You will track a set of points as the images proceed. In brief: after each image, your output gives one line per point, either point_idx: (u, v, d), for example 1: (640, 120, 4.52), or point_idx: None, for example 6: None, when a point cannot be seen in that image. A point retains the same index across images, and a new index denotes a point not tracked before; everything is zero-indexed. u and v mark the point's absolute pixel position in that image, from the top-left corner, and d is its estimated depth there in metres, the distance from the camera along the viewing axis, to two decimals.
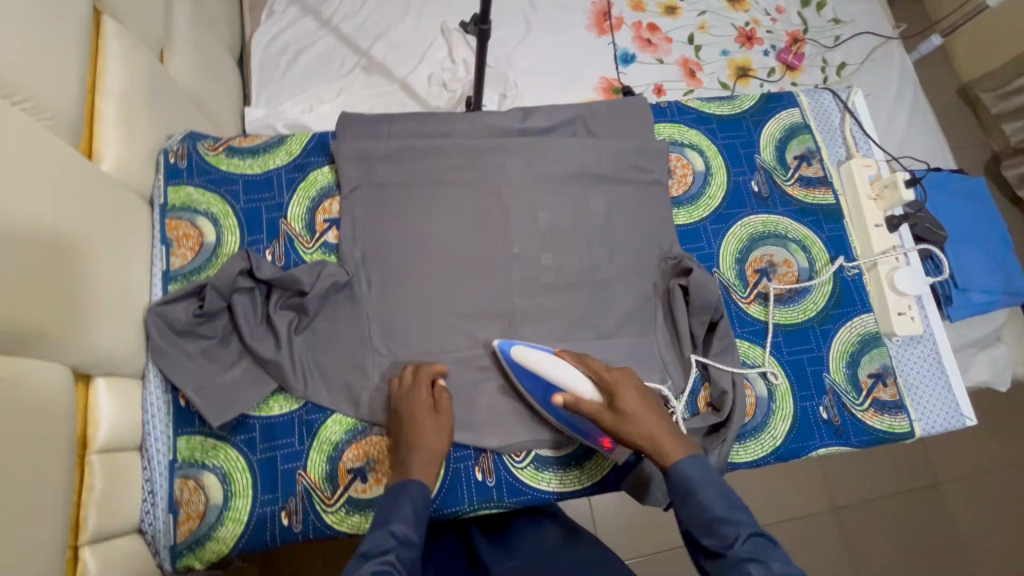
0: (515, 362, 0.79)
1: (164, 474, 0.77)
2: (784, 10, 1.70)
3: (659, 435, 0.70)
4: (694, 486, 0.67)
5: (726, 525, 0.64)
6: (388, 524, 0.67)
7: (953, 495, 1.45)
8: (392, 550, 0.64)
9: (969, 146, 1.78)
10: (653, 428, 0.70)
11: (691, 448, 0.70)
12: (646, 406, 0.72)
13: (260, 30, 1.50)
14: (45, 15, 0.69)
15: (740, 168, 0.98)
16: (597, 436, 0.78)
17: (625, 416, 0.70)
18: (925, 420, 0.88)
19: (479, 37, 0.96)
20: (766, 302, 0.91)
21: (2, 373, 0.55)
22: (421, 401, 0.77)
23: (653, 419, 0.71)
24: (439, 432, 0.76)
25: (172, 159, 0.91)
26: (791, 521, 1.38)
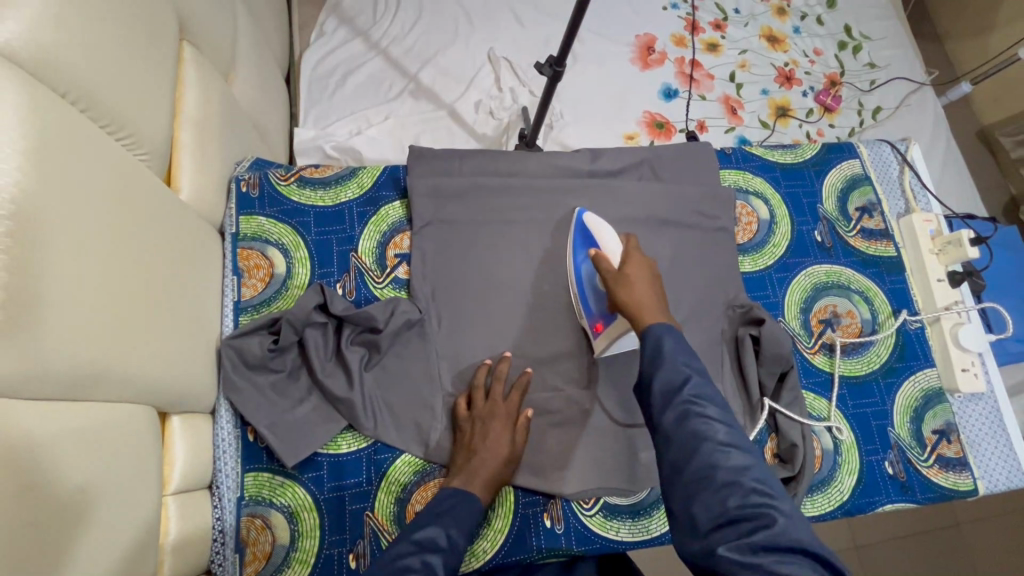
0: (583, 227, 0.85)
1: (232, 512, 0.76)
2: (823, 52, 1.70)
3: (646, 300, 0.71)
4: (658, 352, 0.65)
5: (680, 381, 0.61)
6: (444, 521, 0.70)
7: (975, 535, 1.38)
8: (442, 550, 0.66)
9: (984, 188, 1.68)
10: (643, 295, 0.71)
11: (668, 324, 0.69)
12: (648, 283, 0.73)
13: (310, 51, 1.50)
14: (143, 49, 0.69)
15: (803, 218, 0.99)
16: (595, 314, 0.83)
17: (626, 276, 0.73)
18: (989, 478, 0.88)
19: (552, 78, 0.97)
20: (831, 353, 0.92)
21: (83, 429, 0.53)
22: (511, 428, 0.79)
23: (649, 296, 0.71)
24: (502, 466, 0.76)
25: (243, 188, 0.90)
26: None
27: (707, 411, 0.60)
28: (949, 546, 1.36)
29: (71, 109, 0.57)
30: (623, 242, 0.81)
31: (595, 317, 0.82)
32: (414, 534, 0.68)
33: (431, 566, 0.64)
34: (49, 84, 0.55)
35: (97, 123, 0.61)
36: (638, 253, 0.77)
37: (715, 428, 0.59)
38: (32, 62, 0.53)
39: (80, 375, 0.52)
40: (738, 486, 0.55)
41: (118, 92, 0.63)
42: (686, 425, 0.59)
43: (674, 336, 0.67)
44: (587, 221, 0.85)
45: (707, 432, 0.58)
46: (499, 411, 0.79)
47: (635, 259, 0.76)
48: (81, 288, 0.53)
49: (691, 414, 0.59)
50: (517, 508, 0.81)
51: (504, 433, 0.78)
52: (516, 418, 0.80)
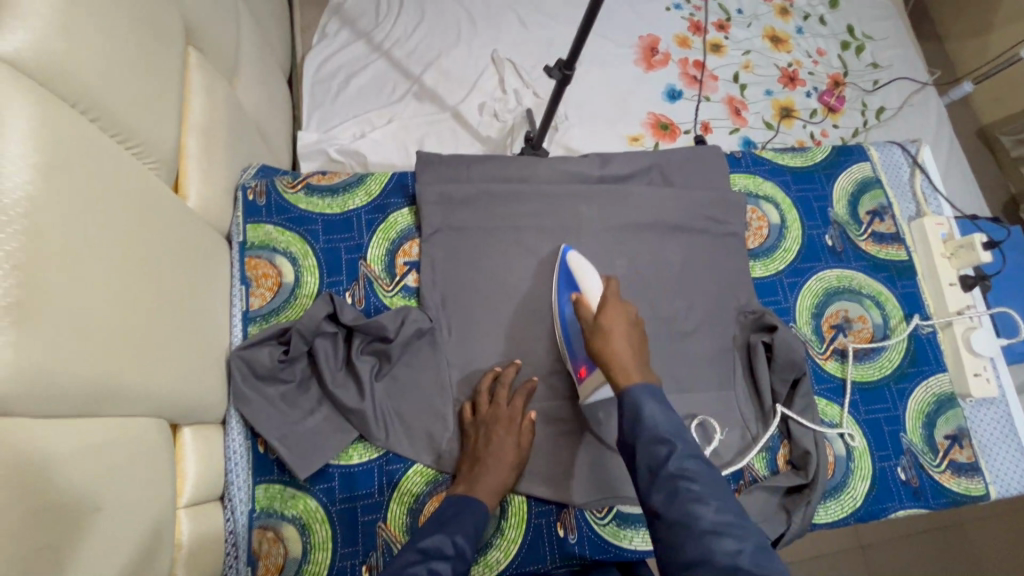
0: (567, 267, 0.85)
1: (244, 525, 0.75)
2: (826, 52, 1.70)
3: (623, 354, 0.70)
4: (641, 413, 0.64)
5: (658, 445, 0.61)
6: (449, 529, 0.68)
7: (979, 535, 1.38)
8: (450, 558, 0.64)
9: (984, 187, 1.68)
10: (621, 349, 0.70)
11: (647, 381, 0.68)
12: (627, 335, 0.72)
13: (312, 53, 1.49)
14: (150, 55, 0.67)
15: (814, 222, 0.99)
16: (578, 359, 0.81)
17: (603, 329, 0.72)
18: (1001, 483, 0.88)
19: (561, 83, 0.96)
20: (843, 359, 0.91)
21: (95, 448, 0.52)
22: (515, 433, 0.78)
23: (626, 345, 0.71)
24: (506, 471, 0.76)
25: (250, 195, 0.89)
26: (816, 559, 1.32)
27: (694, 485, 0.58)
28: (956, 548, 1.36)
29: (81, 119, 0.56)
30: (603, 287, 0.81)
31: (579, 363, 0.81)
32: (420, 543, 0.66)
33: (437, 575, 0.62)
34: (59, 94, 0.54)
35: (107, 132, 0.60)
36: (616, 299, 0.77)
37: (703, 493, 0.57)
38: (42, 73, 0.52)
39: (94, 392, 0.51)
40: (734, 558, 0.52)
41: (128, 101, 0.62)
42: (674, 503, 0.58)
43: (652, 394, 0.66)
44: (571, 261, 0.85)
45: (691, 497, 0.57)
46: (502, 415, 0.78)
47: (614, 306, 0.75)
48: (92, 302, 0.52)
49: (678, 490, 0.58)
50: (530, 517, 0.80)
51: (508, 438, 0.77)
52: (520, 423, 0.79)
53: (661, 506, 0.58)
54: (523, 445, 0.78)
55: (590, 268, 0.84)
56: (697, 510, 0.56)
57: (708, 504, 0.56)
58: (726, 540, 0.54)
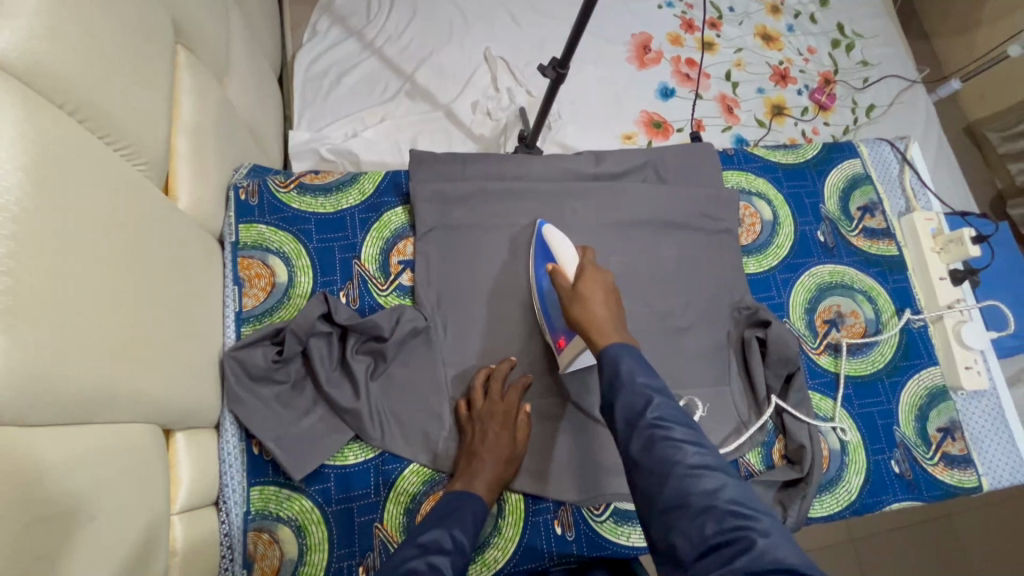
0: (541, 240, 0.86)
1: (239, 527, 0.74)
2: (817, 50, 1.71)
3: (602, 318, 0.71)
4: (620, 369, 0.65)
5: (638, 397, 0.62)
6: (448, 523, 0.67)
7: (969, 527, 1.39)
8: (448, 552, 0.64)
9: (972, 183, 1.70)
10: (599, 313, 0.72)
11: (626, 341, 0.69)
12: (604, 299, 0.74)
13: (303, 53, 1.48)
14: (138, 55, 0.67)
15: (807, 218, 0.99)
16: (557, 331, 0.81)
17: (580, 295, 0.73)
18: (992, 475, 0.89)
19: (554, 80, 0.96)
20: (836, 353, 0.92)
21: (88, 456, 0.51)
22: (510, 428, 0.77)
23: (604, 309, 0.72)
24: (502, 466, 0.76)
25: (242, 195, 0.89)
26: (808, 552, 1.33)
27: (673, 433, 0.58)
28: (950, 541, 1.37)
29: (69, 120, 0.55)
30: (579, 255, 0.81)
31: (557, 333, 0.81)
32: (419, 538, 0.65)
33: (437, 568, 0.61)
34: (46, 94, 0.53)
35: (95, 133, 0.60)
36: (592, 268, 0.77)
37: (682, 440, 0.58)
38: (29, 73, 0.51)
39: (87, 396, 0.51)
40: None
41: (118, 102, 0.62)
42: (652, 450, 0.58)
43: (630, 353, 0.67)
44: (546, 234, 0.85)
45: (669, 443, 0.58)
46: (497, 410, 0.78)
47: (591, 276, 0.76)
48: (81, 306, 0.51)
49: (656, 437, 0.58)
50: (528, 516, 0.80)
51: (503, 432, 0.77)
52: (515, 417, 0.79)
53: (637, 451, 0.59)
54: (509, 413, 0.78)
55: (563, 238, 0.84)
56: (674, 456, 0.57)
57: (685, 448, 0.57)
58: (703, 481, 0.54)
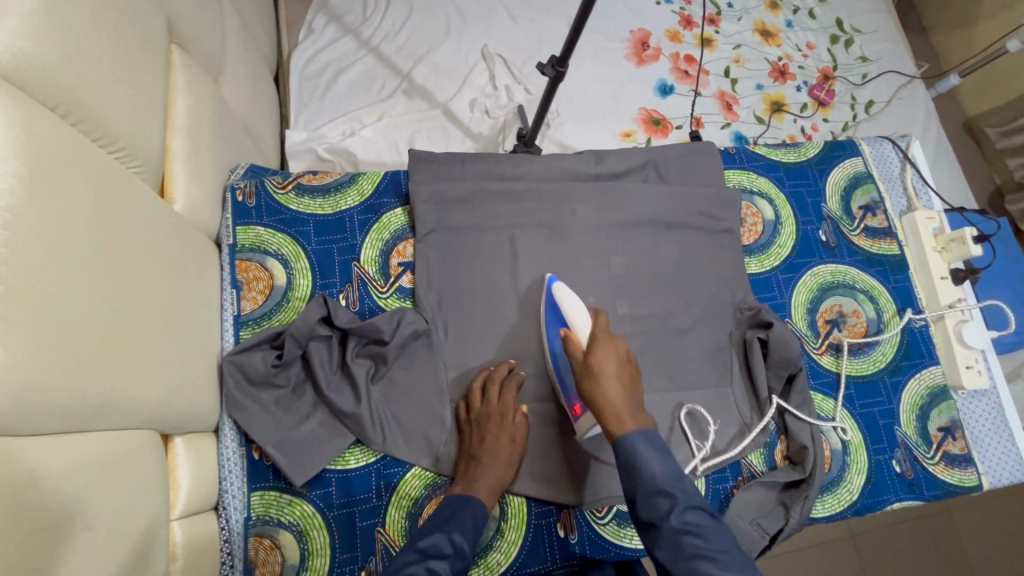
0: (552, 298, 0.81)
1: (240, 533, 0.74)
2: (816, 46, 1.70)
3: (618, 399, 0.68)
4: (639, 461, 0.64)
5: (661, 498, 0.61)
6: (448, 528, 0.67)
7: (965, 521, 1.40)
8: (448, 556, 0.64)
9: (971, 178, 1.69)
10: (613, 395, 0.68)
11: (644, 427, 0.66)
12: (619, 374, 0.70)
13: (298, 50, 1.46)
14: (131, 55, 0.65)
15: (808, 218, 0.99)
16: (572, 396, 0.78)
17: (595, 372, 0.69)
18: (993, 473, 0.89)
19: (554, 79, 0.95)
20: (838, 354, 0.92)
21: (84, 464, 0.50)
22: (509, 430, 0.77)
23: (619, 390, 0.68)
24: (502, 470, 0.75)
25: (239, 197, 0.87)
26: (807, 548, 1.33)
27: (699, 541, 0.58)
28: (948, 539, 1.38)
29: (61, 123, 0.54)
30: (593, 320, 0.77)
31: (573, 399, 0.78)
32: (418, 542, 0.66)
33: (437, 574, 0.62)
34: (37, 97, 0.52)
35: (89, 135, 0.58)
36: (606, 336, 0.74)
37: (710, 549, 0.58)
38: (19, 76, 0.50)
39: (84, 404, 0.50)
40: None
41: (111, 104, 0.60)
42: (679, 559, 0.58)
43: (651, 444, 0.65)
44: (556, 292, 0.80)
45: (697, 552, 0.57)
46: (493, 411, 0.77)
47: (604, 346, 0.72)
48: (76, 313, 0.51)
49: (683, 546, 0.58)
50: (530, 518, 0.80)
51: (502, 435, 0.76)
52: (512, 417, 0.78)
53: (666, 560, 0.59)
54: (501, 415, 0.77)
55: (575, 296, 0.80)
56: (702, 567, 0.56)
57: (714, 560, 0.57)
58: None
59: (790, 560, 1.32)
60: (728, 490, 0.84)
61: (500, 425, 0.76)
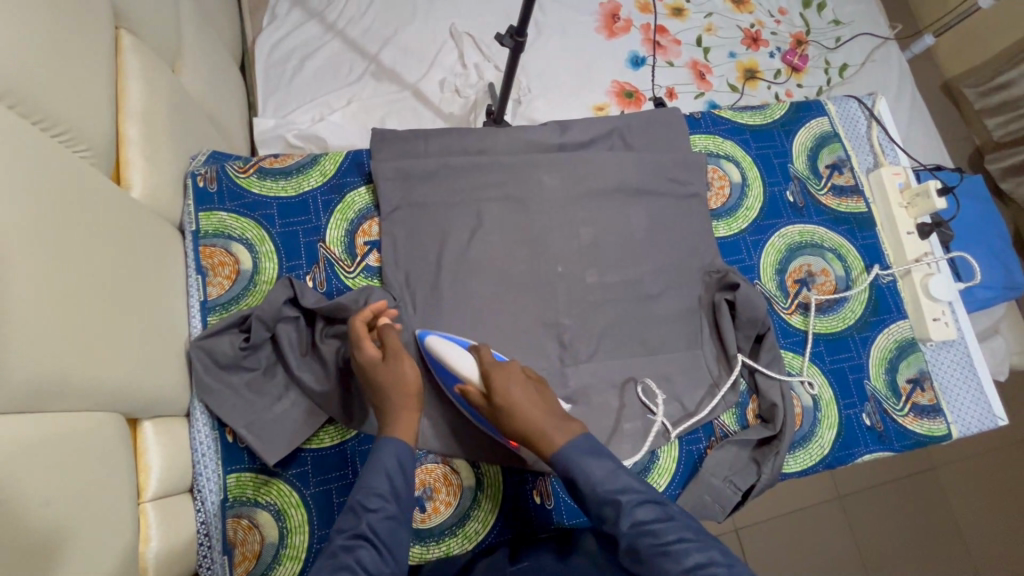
0: (431, 354, 0.77)
1: (217, 515, 0.74)
2: (788, 11, 1.69)
3: (538, 418, 0.64)
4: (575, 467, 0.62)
5: (608, 505, 0.60)
6: (354, 498, 0.62)
7: (951, 478, 1.42)
8: (362, 523, 0.60)
9: (950, 139, 1.69)
10: (531, 418, 0.64)
11: (572, 437, 0.63)
12: (525, 395, 0.65)
13: (263, 37, 1.44)
14: (74, 36, 0.64)
15: (775, 179, 0.99)
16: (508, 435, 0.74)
17: (500, 409, 0.65)
18: (961, 422, 0.91)
19: (514, 50, 0.94)
20: (807, 312, 0.93)
21: (46, 442, 0.51)
22: (369, 359, 0.71)
23: (532, 408, 0.64)
24: (397, 395, 0.69)
25: (200, 182, 0.87)
26: (797, 512, 1.35)
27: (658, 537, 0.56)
28: (931, 487, 1.41)
29: (0, 107, 0.52)
30: (475, 357, 0.73)
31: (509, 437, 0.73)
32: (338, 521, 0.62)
33: (355, 546, 0.58)
34: None
35: (28, 119, 0.57)
36: (494, 366, 0.68)
37: (669, 543, 0.56)
38: None
39: (35, 384, 0.50)
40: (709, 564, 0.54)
41: (54, 85, 0.59)
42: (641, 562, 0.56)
43: (581, 450, 0.62)
44: (431, 347, 0.76)
45: (657, 551, 0.55)
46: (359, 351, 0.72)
47: (499, 378, 0.67)
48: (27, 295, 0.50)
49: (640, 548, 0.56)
50: (506, 487, 0.81)
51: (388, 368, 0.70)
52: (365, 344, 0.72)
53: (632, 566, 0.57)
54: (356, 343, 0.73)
55: (450, 342, 0.75)
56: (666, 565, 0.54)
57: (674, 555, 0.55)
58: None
59: (779, 521, 1.34)
60: (702, 451, 0.85)
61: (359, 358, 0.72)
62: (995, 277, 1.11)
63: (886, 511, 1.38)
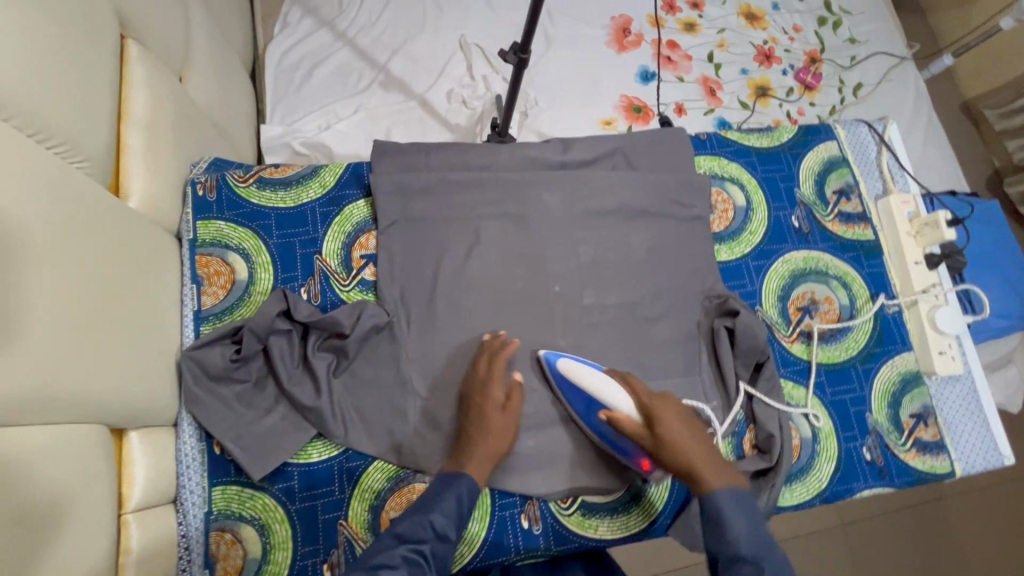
0: (561, 375, 0.79)
1: (199, 528, 0.74)
2: (802, 29, 1.67)
3: (700, 456, 0.71)
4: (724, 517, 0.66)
5: (741, 563, 0.63)
6: (432, 510, 0.68)
7: (959, 510, 1.39)
8: (427, 541, 0.66)
9: (968, 162, 1.66)
10: (697, 455, 0.71)
11: (730, 479, 0.70)
12: (686, 432, 0.73)
13: (274, 43, 1.45)
14: (75, 48, 0.64)
15: (780, 203, 0.97)
16: (635, 457, 0.79)
17: (668, 442, 0.72)
18: (965, 460, 0.88)
19: (519, 67, 0.93)
20: (809, 341, 0.91)
21: (24, 459, 0.50)
22: (489, 403, 0.77)
23: (696, 445, 0.72)
24: (492, 442, 0.75)
25: (200, 191, 0.87)
26: (798, 539, 1.32)
27: None
28: (938, 519, 1.37)
29: None
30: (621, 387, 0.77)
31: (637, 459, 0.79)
32: (397, 527, 0.67)
33: (414, 560, 0.64)
34: None
35: (24, 131, 0.57)
36: (658, 400, 0.76)
37: None
38: None
39: (15, 400, 0.49)
40: None
41: (47, 95, 0.59)
42: None
43: (740, 498, 0.68)
44: (566, 370, 0.78)
45: None
46: (476, 387, 0.78)
47: (662, 411, 0.74)
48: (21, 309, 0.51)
49: None
50: (493, 510, 0.80)
51: (490, 410, 0.76)
52: (499, 389, 0.78)
53: None
54: (485, 382, 0.78)
55: (588, 368, 0.79)
56: None
57: None
58: None
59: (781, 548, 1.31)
60: None
61: (472, 410, 0.77)
62: (1008, 307, 1.08)
63: (891, 542, 1.34)
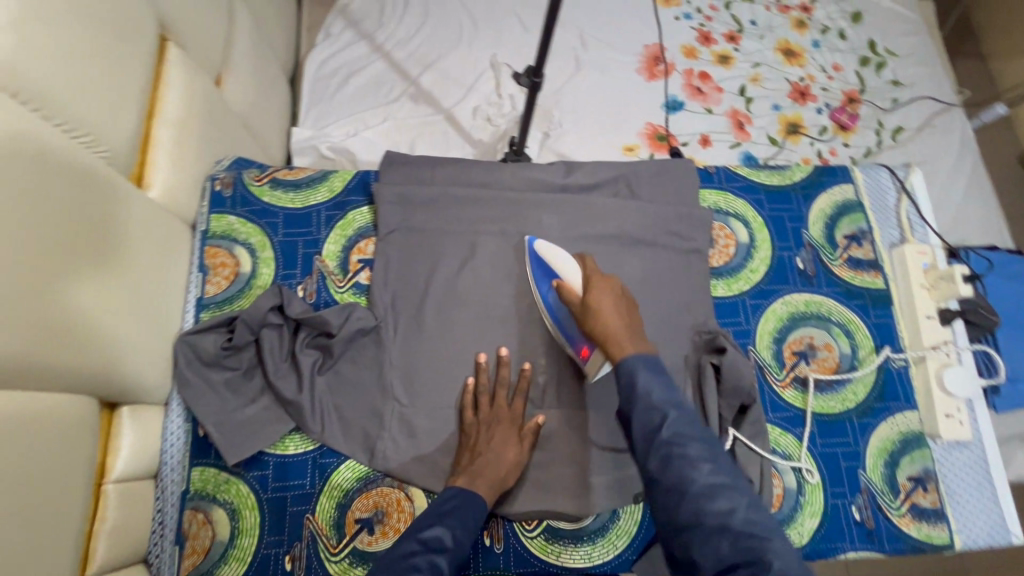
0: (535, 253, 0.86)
1: (175, 504, 0.78)
2: (842, 67, 1.63)
3: (620, 326, 0.73)
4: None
5: None
6: (448, 521, 0.69)
7: None
8: (449, 550, 0.66)
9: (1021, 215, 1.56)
10: (613, 324, 0.73)
11: (642, 351, 0.72)
12: (614, 306, 0.76)
13: (315, 53, 1.53)
14: (112, 50, 0.70)
15: (786, 243, 0.95)
16: (578, 342, 0.81)
17: (592, 308, 0.75)
18: (967, 532, 0.82)
19: (531, 90, 0.96)
20: (803, 388, 0.87)
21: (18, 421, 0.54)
22: (514, 441, 0.78)
23: (618, 320, 0.74)
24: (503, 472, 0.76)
25: (217, 187, 0.92)
26: None
27: None
28: None
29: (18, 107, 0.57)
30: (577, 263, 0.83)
31: (579, 344, 0.81)
32: (420, 533, 0.68)
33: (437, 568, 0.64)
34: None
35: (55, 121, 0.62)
36: (599, 277, 0.80)
37: None
38: None
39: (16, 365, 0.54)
40: None
41: (78, 90, 0.64)
42: None
43: (648, 365, 0.69)
44: (538, 248, 0.85)
45: None
46: (503, 415, 0.80)
47: (598, 284, 0.78)
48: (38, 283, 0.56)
49: None
50: None
51: (508, 440, 0.78)
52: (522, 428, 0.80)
53: None
54: (512, 417, 0.80)
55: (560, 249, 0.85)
56: None
57: None
58: None
59: None
60: None
61: (487, 436, 0.78)
62: None
63: None
